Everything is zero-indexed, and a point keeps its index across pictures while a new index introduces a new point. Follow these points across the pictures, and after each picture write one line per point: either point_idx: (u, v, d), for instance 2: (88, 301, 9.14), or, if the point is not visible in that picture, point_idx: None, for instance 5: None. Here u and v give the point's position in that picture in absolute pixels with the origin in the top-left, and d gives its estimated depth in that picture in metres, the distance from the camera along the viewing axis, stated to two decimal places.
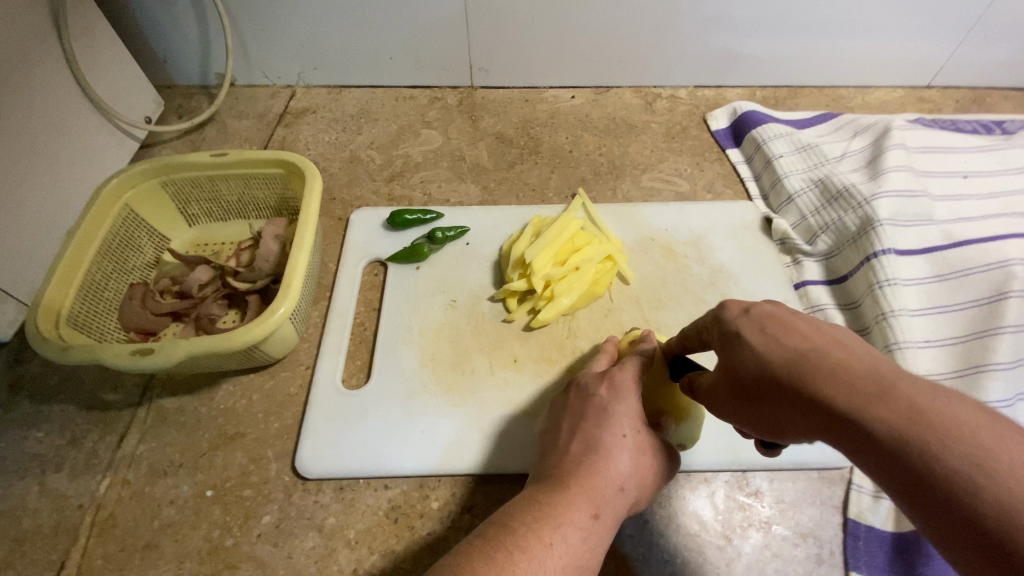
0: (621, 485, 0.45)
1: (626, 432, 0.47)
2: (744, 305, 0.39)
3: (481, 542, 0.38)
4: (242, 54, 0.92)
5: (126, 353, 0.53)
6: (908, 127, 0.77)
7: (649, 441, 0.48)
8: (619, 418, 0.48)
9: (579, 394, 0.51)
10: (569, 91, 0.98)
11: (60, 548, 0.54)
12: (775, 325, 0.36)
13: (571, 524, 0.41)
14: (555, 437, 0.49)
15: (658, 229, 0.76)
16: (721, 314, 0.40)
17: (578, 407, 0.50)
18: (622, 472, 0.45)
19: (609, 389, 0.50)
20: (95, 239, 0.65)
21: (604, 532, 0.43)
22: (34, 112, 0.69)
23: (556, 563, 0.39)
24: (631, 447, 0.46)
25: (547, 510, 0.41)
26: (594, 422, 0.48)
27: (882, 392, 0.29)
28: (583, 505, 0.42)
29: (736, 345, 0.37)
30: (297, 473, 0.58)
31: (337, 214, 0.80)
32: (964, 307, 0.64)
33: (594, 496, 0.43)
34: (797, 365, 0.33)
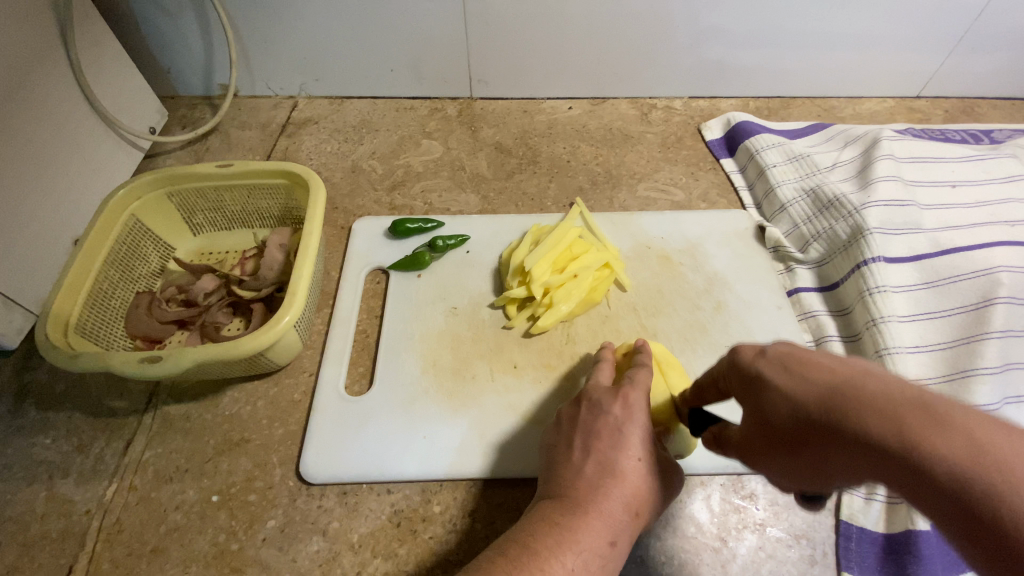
0: (635, 509, 0.45)
1: (640, 455, 0.47)
2: (756, 346, 0.38)
3: (501, 563, 0.40)
4: (245, 66, 0.93)
5: (135, 360, 0.54)
6: (897, 137, 0.79)
7: (661, 464, 0.49)
8: (633, 439, 0.48)
9: (591, 410, 0.52)
10: (567, 102, 1.00)
11: (68, 552, 0.55)
12: (797, 362, 0.35)
13: (589, 550, 0.42)
14: (567, 452, 0.50)
15: (654, 237, 0.78)
16: (736, 355, 0.39)
17: (591, 424, 0.50)
18: (636, 497, 0.45)
19: (623, 409, 0.50)
20: (102, 249, 0.66)
21: (619, 557, 0.44)
22: (42, 123, 0.71)
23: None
24: (646, 470, 0.47)
25: (564, 534, 0.42)
26: (608, 442, 0.48)
27: (932, 420, 0.26)
28: (601, 531, 0.43)
29: (761, 386, 0.36)
30: (301, 478, 0.59)
31: (339, 223, 0.82)
32: (952, 313, 0.65)
33: (611, 522, 0.44)
34: (831, 401, 0.31)
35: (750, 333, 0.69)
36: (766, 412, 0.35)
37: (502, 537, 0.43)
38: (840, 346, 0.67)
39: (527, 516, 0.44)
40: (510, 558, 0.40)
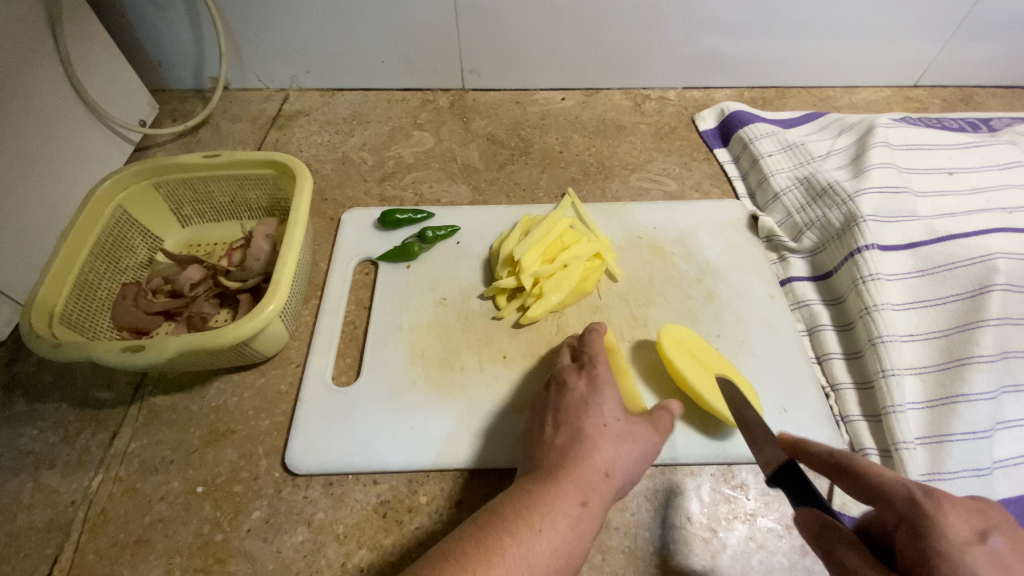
0: (606, 470, 0.47)
1: (607, 421, 0.50)
2: (977, 527, 0.35)
3: (477, 523, 0.41)
4: (236, 59, 0.93)
5: (118, 349, 0.54)
6: (892, 124, 0.78)
7: (634, 430, 0.51)
8: (600, 408, 0.51)
9: (558, 388, 0.54)
10: (559, 93, 0.99)
11: (52, 543, 0.55)
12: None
13: (562, 509, 0.43)
14: (540, 431, 0.52)
15: (646, 227, 0.77)
16: (940, 527, 0.35)
17: (560, 401, 0.53)
18: (606, 459, 0.48)
19: (588, 385, 0.54)
20: (88, 239, 0.66)
21: (593, 519, 0.45)
22: (29, 114, 0.70)
23: (548, 546, 0.41)
24: (613, 434, 0.49)
25: (535, 498, 0.43)
26: (574, 414, 0.51)
27: None
28: (573, 492, 0.44)
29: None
30: (286, 469, 0.58)
31: (328, 215, 0.81)
32: (947, 301, 0.64)
33: (582, 484, 0.45)
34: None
35: (742, 322, 0.68)
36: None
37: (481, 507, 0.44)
38: (833, 334, 0.66)
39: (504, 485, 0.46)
40: (485, 518, 0.41)
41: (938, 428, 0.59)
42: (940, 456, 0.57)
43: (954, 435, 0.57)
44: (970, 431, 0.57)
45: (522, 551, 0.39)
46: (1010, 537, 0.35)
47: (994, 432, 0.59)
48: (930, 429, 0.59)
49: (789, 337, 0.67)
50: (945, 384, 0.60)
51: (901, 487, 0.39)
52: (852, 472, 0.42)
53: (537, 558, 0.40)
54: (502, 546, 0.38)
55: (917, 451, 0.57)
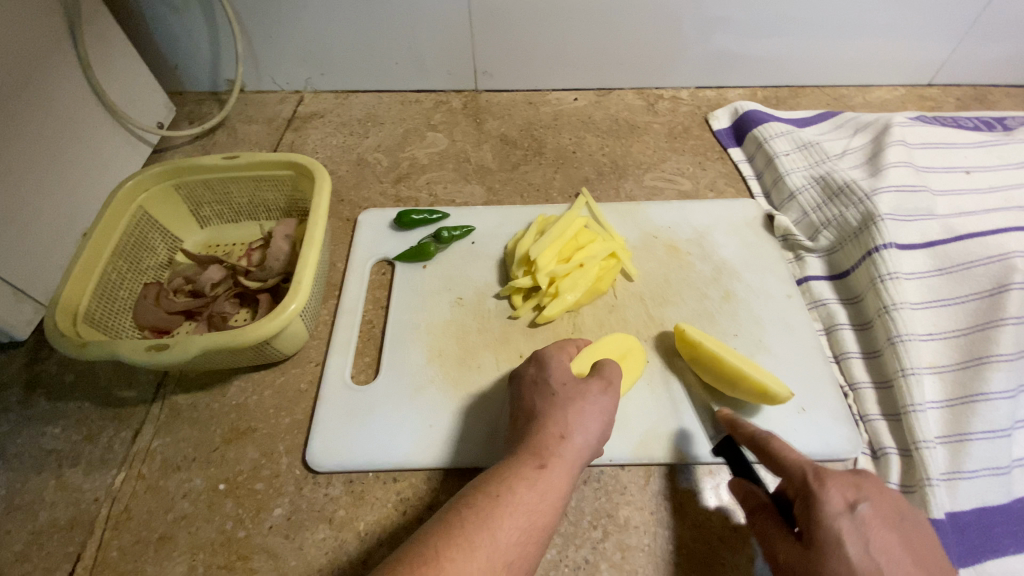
0: (557, 431, 0.48)
1: (554, 390, 0.52)
2: (849, 498, 0.43)
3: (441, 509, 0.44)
4: (252, 62, 0.94)
5: (142, 348, 0.54)
6: (909, 123, 0.78)
7: (583, 389, 0.52)
8: (547, 381, 0.53)
9: (513, 378, 0.57)
10: (572, 93, 0.99)
11: (76, 540, 0.55)
12: (879, 550, 0.41)
13: (518, 475, 0.45)
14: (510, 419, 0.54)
15: (661, 227, 0.77)
16: (821, 504, 0.43)
17: (515, 388, 0.55)
18: (555, 421, 0.49)
19: (537, 366, 0.56)
20: (110, 239, 0.67)
21: (558, 478, 0.45)
22: (51, 117, 0.71)
23: (508, 509, 0.42)
24: (561, 399, 0.51)
25: (495, 472, 0.45)
26: (528, 395, 0.53)
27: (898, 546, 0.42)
28: (528, 459, 0.46)
29: (830, 549, 0.42)
30: (307, 466, 0.59)
31: (345, 215, 0.82)
32: (965, 300, 0.64)
33: (540, 450, 0.47)
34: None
35: (758, 321, 0.68)
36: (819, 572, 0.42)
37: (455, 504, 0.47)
38: (850, 333, 0.66)
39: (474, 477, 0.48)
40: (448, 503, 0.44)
41: (957, 427, 0.58)
42: (960, 455, 0.57)
43: (974, 434, 0.57)
44: (990, 430, 0.57)
45: (478, 519, 0.41)
46: (878, 504, 0.43)
47: (1014, 431, 0.58)
48: (949, 428, 0.59)
49: (807, 336, 0.67)
50: (964, 383, 0.60)
51: (798, 468, 0.46)
52: (768, 451, 0.50)
53: (496, 523, 0.41)
54: (457, 520, 0.41)
55: (936, 449, 0.56)
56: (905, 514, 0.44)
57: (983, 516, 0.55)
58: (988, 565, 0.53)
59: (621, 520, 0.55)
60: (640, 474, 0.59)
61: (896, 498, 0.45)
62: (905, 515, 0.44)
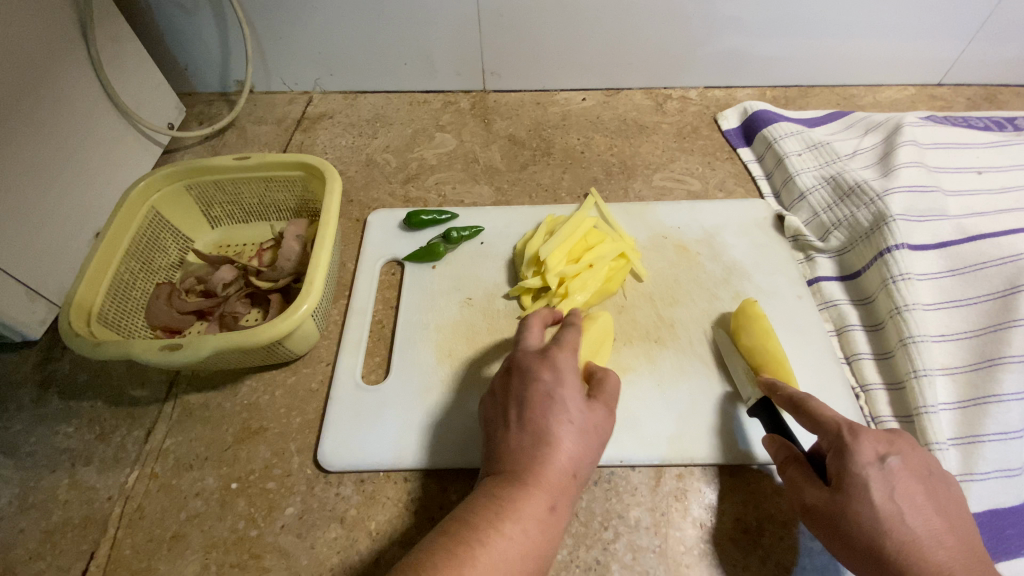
0: (572, 471, 0.46)
1: (573, 416, 0.48)
2: (880, 451, 0.46)
3: (441, 540, 0.41)
4: (261, 63, 0.94)
5: (156, 347, 0.55)
6: (920, 123, 0.77)
7: (598, 420, 0.49)
8: (565, 401, 0.48)
9: (519, 376, 0.50)
10: (581, 94, 0.99)
11: (90, 538, 0.56)
12: (904, 497, 0.44)
13: (529, 515, 0.43)
14: (504, 425, 0.49)
15: (670, 227, 0.77)
16: (855, 454, 0.46)
17: (523, 389, 0.49)
18: (571, 459, 0.46)
19: (554, 373, 0.49)
20: (123, 240, 0.67)
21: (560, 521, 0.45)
22: (64, 118, 0.72)
23: (514, 556, 0.41)
24: (579, 432, 0.47)
25: (505, 505, 0.43)
26: (540, 411, 0.47)
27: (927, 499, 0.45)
28: (541, 498, 0.44)
29: (858, 493, 0.45)
30: (318, 466, 0.59)
31: (354, 216, 0.82)
32: (978, 300, 0.64)
33: (552, 489, 0.45)
34: (912, 545, 0.43)
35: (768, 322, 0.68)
36: (844, 512, 0.45)
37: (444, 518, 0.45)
38: (862, 334, 0.66)
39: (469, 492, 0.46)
40: (450, 535, 0.42)
41: (970, 428, 0.58)
42: (972, 457, 0.57)
43: (986, 435, 0.57)
44: (1002, 431, 0.57)
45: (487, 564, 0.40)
46: (909, 459, 0.46)
47: None
48: (962, 429, 0.58)
49: (818, 337, 0.67)
50: (976, 384, 0.60)
51: (834, 423, 0.49)
52: (805, 411, 0.52)
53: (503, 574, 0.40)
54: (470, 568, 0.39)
55: (949, 451, 0.56)
56: (932, 469, 0.47)
57: (996, 517, 0.54)
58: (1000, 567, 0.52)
59: (632, 521, 0.55)
60: (651, 474, 0.59)
61: (925, 455, 0.48)
62: (933, 471, 0.47)
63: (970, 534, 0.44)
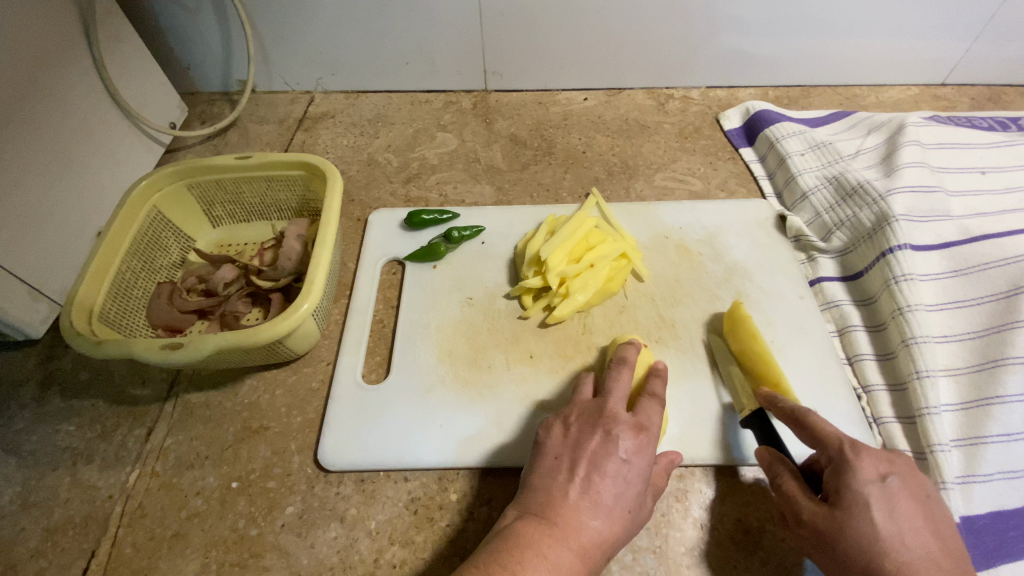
0: (607, 552, 0.46)
1: (629, 505, 0.47)
2: (881, 472, 0.46)
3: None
4: (263, 63, 0.95)
5: (157, 347, 0.55)
6: (923, 122, 0.77)
7: (643, 508, 0.49)
8: (632, 488, 0.47)
9: (608, 441, 0.49)
10: (582, 93, 0.99)
11: (91, 537, 0.56)
12: (904, 519, 0.44)
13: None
14: (565, 481, 0.47)
15: (672, 228, 0.77)
16: (856, 472, 0.46)
17: (603, 453, 0.48)
18: (613, 542, 0.45)
19: (637, 454, 0.48)
20: (125, 238, 0.67)
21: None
22: (67, 118, 0.72)
23: None
24: (627, 520, 0.47)
25: (551, 563, 0.42)
26: (610, 484, 0.47)
27: (926, 523, 0.45)
28: (581, 568, 0.43)
29: (858, 510, 0.45)
30: (318, 465, 0.59)
31: (355, 215, 0.82)
32: (981, 301, 0.63)
33: (591, 560, 0.44)
34: (909, 567, 0.42)
35: (770, 323, 0.68)
36: (842, 528, 0.44)
37: (482, 557, 0.43)
38: (863, 335, 0.66)
39: (511, 535, 0.44)
40: None
41: (973, 429, 0.58)
42: (975, 458, 0.56)
43: (989, 437, 0.57)
44: (1005, 433, 0.57)
45: None
46: (907, 480, 0.46)
47: None
48: (964, 430, 0.58)
49: (820, 338, 0.67)
50: (979, 385, 0.59)
51: (835, 438, 0.48)
52: (805, 425, 0.51)
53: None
54: None
55: (951, 452, 0.56)
56: (931, 494, 0.47)
57: (998, 519, 0.54)
58: (1002, 569, 0.52)
59: None
60: None
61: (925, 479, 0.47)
62: (932, 495, 0.47)
63: (967, 559, 0.44)
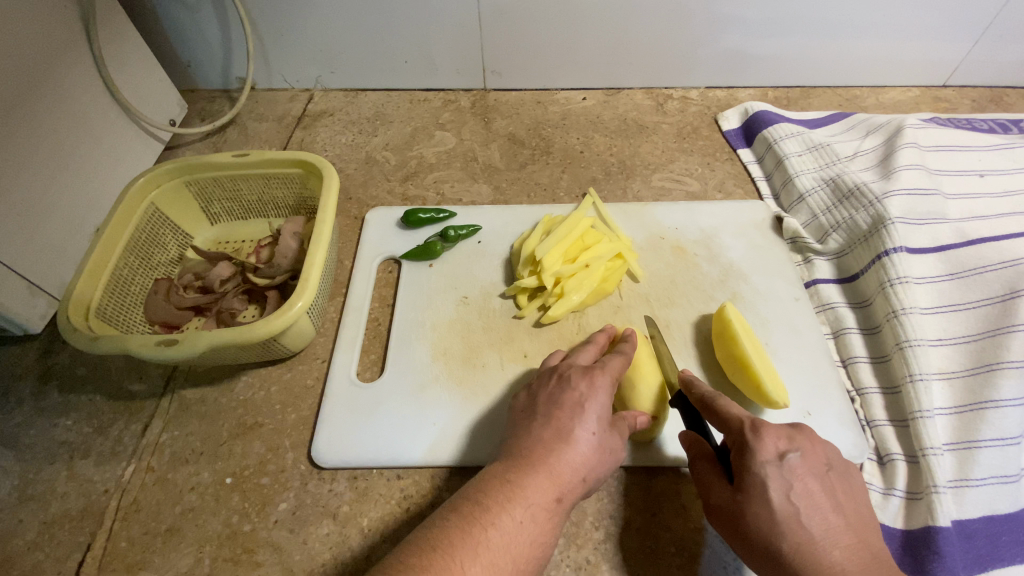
0: (584, 475, 0.46)
1: (596, 429, 0.47)
2: (778, 451, 0.46)
3: (456, 519, 0.41)
4: (263, 60, 0.95)
5: (153, 343, 0.55)
6: (922, 125, 0.77)
7: (615, 438, 0.49)
8: (593, 413, 0.48)
9: (560, 380, 0.52)
10: (581, 93, 0.99)
11: (86, 531, 0.56)
12: (800, 494, 0.45)
13: (537, 503, 0.43)
14: (528, 420, 0.49)
15: (668, 228, 0.77)
16: (756, 454, 0.46)
17: (555, 392, 0.50)
18: (586, 464, 0.46)
19: (589, 386, 0.50)
20: (122, 234, 0.68)
21: (563, 516, 0.44)
22: (67, 114, 0.72)
23: (514, 538, 0.41)
24: (598, 444, 0.47)
25: (515, 487, 0.43)
26: (568, 413, 0.48)
27: (828, 499, 0.45)
28: (550, 489, 0.44)
29: (757, 494, 0.45)
30: (312, 462, 0.60)
31: (353, 214, 0.82)
32: (977, 305, 0.63)
33: (561, 483, 0.44)
34: (807, 547, 0.43)
35: (764, 325, 0.68)
36: (744, 514, 0.46)
37: (456, 495, 0.44)
38: (858, 338, 0.66)
39: (479, 473, 0.45)
40: (462, 514, 0.42)
41: (966, 434, 0.58)
42: (968, 462, 0.56)
43: (982, 442, 0.56)
44: (999, 438, 0.56)
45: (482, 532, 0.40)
46: (808, 455, 0.46)
47: None
48: (958, 435, 0.58)
49: (814, 339, 0.67)
50: (973, 390, 0.59)
51: (737, 420, 0.49)
52: (713, 409, 0.51)
53: (503, 557, 0.40)
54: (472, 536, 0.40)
55: (944, 456, 0.56)
56: (833, 463, 0.47)
57: (990, 524, 0.54)
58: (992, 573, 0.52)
59: (623, 522, 0.55)
60: (643, 475, 0.58)
61: (825, 447, 0.48)
62: (833, 466, 0.47)
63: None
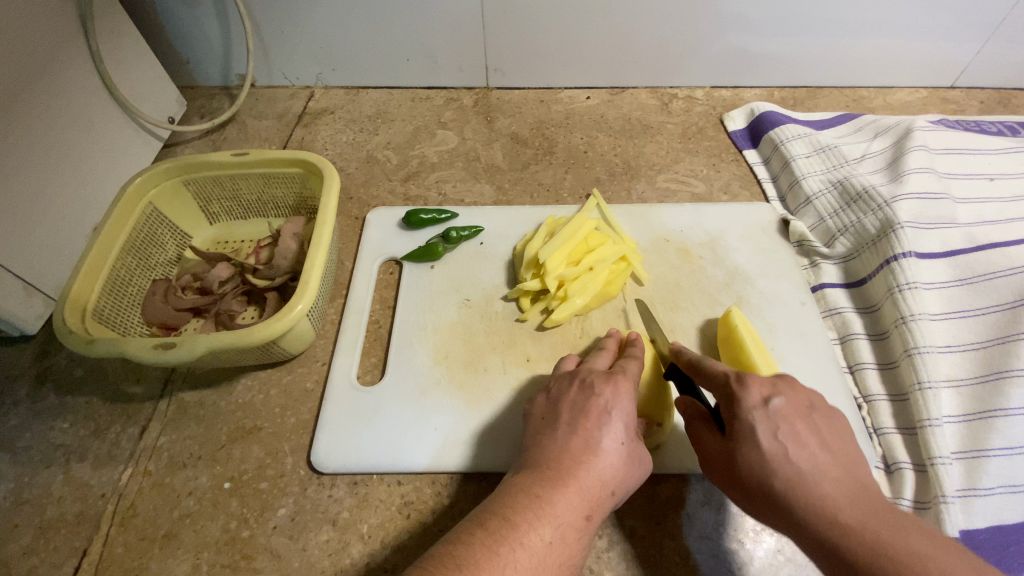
0: (612, 488, 0.45)
1: (623, 438, 0.47)
2: (763, 396, 0.45)
3: (482, 536, 0.40)
4: (264, 57, 0.94)
5: (150, 346, 0.54)
6: (931, 127, 0.76)
7: (639, 447, 0.48)
8: (619, 422, 0.47)
9: (582, 387, 0.51)
10: (585, 91, 0.98)
11: (82, 536, 0.56)
12: (787, 434, 0.44)
13: (567, 520, 0.42)
14: (552, 429, 0.48)
15: (673, 231, 0.76)
16: (741, 400, 0.46)
17: (579, 399, 0.50)
18: (614, 477, 0.45)
19: (613, 393, 0.50)
20: (120, 235, 0.67)
21: (591, 532, 0.44)
22: (63, 111, 0.71)
23: (544, 557, 0.40)
24: (626, 455, 0.46)
25: (545, 503, 0.42)
26: (594, 421, 0.47)
27: (815, 437, 0.44)
28: (579, 505, 0.43)
29: (746, 438, 0.44)
30: (311, 467, 0.59)
31: (354, 213, 0.81)
32: (986, 311, 0.62)
33: (589, 498, 0.44)
34: (800, 484, 0.42)
35: (770, 330, 0.67)
36: (736, 459, 0.45)
37: (480, 509, 0.43)
38: (865, 343, 0.65)
39: (504, 486, 0.44)
40: (488, 530, 0.40)
41: (975, 443, 0.57)
42: (976, 471, 0.55)
43: (991, 451, 0.56)
44: (1007, 447, 0.56)
45: (513, 552, 0.39)
46: (792, 398, 0.46)
47: None
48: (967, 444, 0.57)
49: (820, 345, 0.66)
50: (981, 397, 0.58)
51: (722, 374, 0.48)
52: (700, 371, 0.51)
53: None
54: (501, 556, 0.38)
55: (953, 466, 0.55)
56: (816, 406, 0.46)
57: (999, 534, 0.53)
58: None
59: (627, 530, 0.55)
60: (647, 483, 0.58)
61: (808, 392, 0.47)
62: (818, 408, 0.46)
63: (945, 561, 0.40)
